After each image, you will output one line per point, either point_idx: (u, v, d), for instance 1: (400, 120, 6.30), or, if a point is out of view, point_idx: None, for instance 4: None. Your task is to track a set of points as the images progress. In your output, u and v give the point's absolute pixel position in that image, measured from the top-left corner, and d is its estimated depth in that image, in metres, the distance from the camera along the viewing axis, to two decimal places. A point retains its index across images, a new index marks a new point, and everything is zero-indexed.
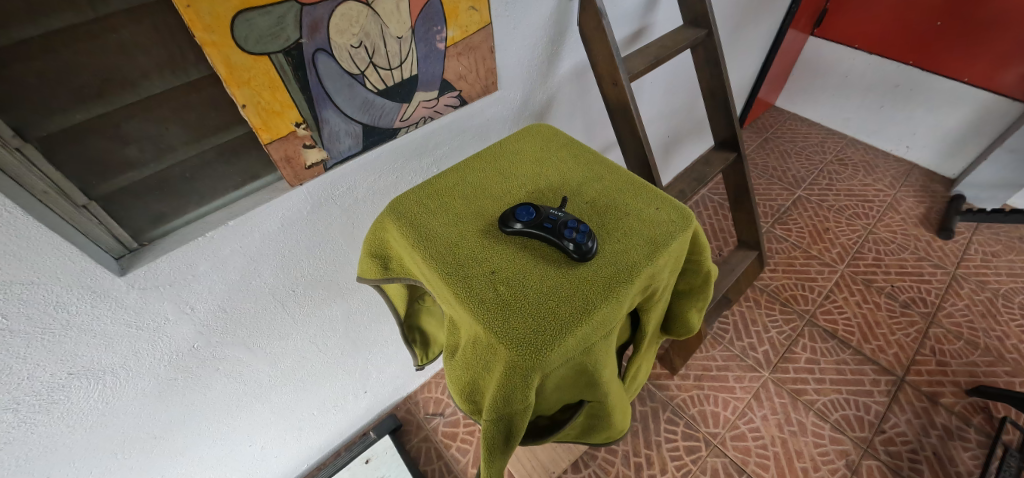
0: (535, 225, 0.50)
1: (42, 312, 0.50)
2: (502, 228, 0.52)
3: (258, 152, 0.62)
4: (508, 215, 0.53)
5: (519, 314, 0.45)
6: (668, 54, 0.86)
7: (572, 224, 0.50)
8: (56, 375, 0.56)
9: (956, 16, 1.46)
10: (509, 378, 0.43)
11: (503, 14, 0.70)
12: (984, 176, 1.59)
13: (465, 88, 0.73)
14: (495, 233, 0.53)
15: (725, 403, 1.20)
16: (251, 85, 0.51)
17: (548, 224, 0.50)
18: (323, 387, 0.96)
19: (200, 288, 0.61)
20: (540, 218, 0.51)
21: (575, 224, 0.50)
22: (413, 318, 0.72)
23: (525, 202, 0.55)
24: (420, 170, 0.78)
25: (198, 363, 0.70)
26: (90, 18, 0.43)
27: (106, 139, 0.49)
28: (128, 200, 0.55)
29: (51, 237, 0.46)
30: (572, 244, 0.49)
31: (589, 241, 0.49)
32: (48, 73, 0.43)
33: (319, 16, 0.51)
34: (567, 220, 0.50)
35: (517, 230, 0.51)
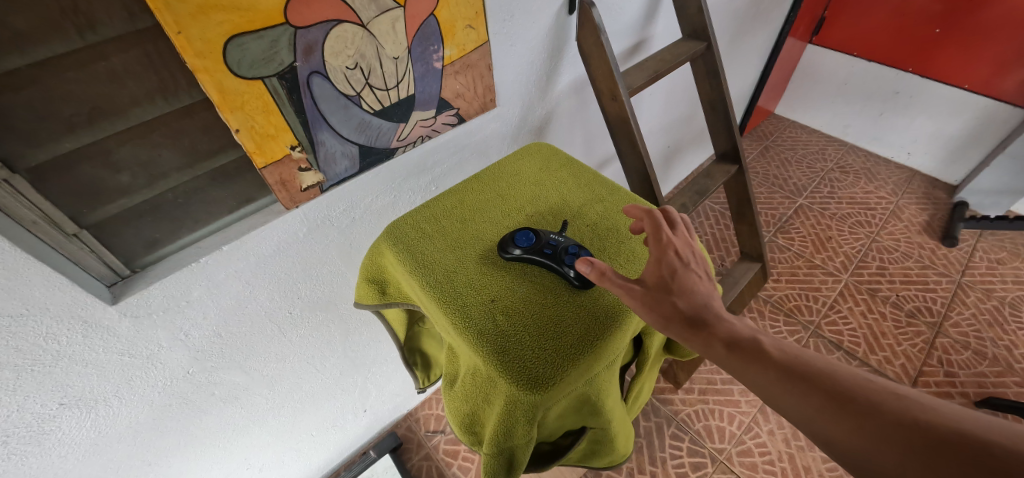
0: (535, 252, 0.50)
1: (32, 343, 0.48)
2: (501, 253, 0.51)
3: (253, 175, 0.61)
4: (505, 239, 0.53)
5: (521, 346, 0.44)
6: (668, 68, 0.86)
7: (572, 250, 0.49)
8: (47, 406, 0.55)
9: (955, 22, 1.46)
10: (511, 412, 0.42)
11: (500, 31, 0.69)
12: (986, 183, 1.58)
13: (463, 106, 0.72)
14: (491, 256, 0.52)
15: (731, 417, 1.18)
16: (244, 109, 0.50)
17: (548, 250, 0.50)
18: (321, 408, 0.94)
19: (195, 313, 0.60)
20: (540, 243, 0.50)
21: (576, 251, 0.49)
22: (413, 340, 0.71)
23: (523, 226, 0.54)
24: (418, 189, 0.77)
25: (194, 389, 0.68)
26: (80, 46, 0.42)
27: (97, 166, 0.49)
28: (120, 227, 0.54)
29: (40, 268, 0.45)
30: (573, 271, 0.48)
31: None
32: (36, 103, 0.42)
33: (314, 39, 0.50)
34: (567, 246, 0.50)
35: (518, 256, 0.50)
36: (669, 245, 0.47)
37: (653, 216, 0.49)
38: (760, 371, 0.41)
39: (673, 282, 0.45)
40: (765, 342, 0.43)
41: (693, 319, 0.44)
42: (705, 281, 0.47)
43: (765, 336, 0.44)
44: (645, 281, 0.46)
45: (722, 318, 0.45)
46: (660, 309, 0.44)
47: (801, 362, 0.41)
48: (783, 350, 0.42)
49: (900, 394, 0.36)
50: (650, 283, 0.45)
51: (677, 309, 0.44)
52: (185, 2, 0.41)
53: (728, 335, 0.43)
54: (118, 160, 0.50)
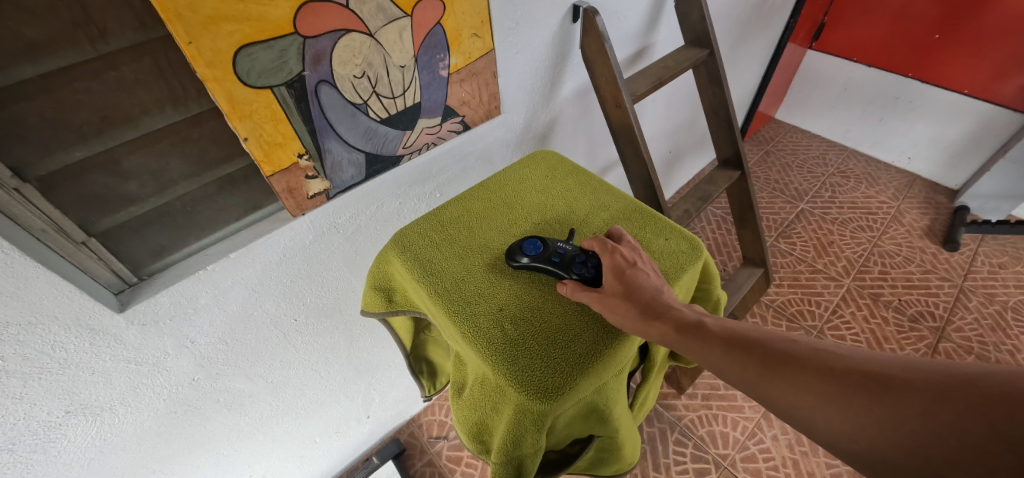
0: (542, 260, 0.50)
1: (40, 351, 0.48)
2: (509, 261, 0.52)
3: (259, 182, 0.61)
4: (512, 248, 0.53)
5: (530, 355, 0.44)
6: (671, 75, 0.86)
7: (581, 258, 0.50)
8: (53, 414, 0.55)
9: (955, 27, 1.47)
10: (520, 422, 0.42)
11: (505, 39, 0.70)
12: (987, 187, 1.59)
13: (468, 113, 0.72)
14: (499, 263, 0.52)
15: (734, 423, 1.18)
16: (252, 118, 0.50)
17: (556, 258, 0.50)
18: (324, 414, 0.94)
19: (201, 320, 0.60)
20: (547, 252, 0.50)
21: (584, 258, 0.50)
22: (421, 348, 0.71)
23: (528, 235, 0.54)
24: (423, 196, 0.77)
25: (199, 396, 0.68)
26: (92, 57, 0.43)
27: (106, 175, 0.49)
28: (127, 235, 0.54)
29: (50, 277, 0.45)
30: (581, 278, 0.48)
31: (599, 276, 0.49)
32: (47, 113, 0.43)
33: (322, 48, 0.51)
34: (575, 253, 0.50)
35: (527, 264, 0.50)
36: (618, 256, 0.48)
37: (601, 237, 0.51)
38: (705, 346, 0.43)
39: (623, 279, 0.47)
40: (709, 322, 0.44)
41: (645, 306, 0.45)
42: (653, 276, 0.48)
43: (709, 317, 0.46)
44: (605, 289, 0.47)
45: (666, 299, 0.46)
46: (615, 304, 0.45)
47: (736, 331, 0.43)
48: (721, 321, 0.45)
49: (820, 344, 0.40)
50: (610, 290, 0.46)
51: (626, 298, 0.45)
52: (196, 13, 0.41)
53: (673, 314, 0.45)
54: (127, 169, 0.50)
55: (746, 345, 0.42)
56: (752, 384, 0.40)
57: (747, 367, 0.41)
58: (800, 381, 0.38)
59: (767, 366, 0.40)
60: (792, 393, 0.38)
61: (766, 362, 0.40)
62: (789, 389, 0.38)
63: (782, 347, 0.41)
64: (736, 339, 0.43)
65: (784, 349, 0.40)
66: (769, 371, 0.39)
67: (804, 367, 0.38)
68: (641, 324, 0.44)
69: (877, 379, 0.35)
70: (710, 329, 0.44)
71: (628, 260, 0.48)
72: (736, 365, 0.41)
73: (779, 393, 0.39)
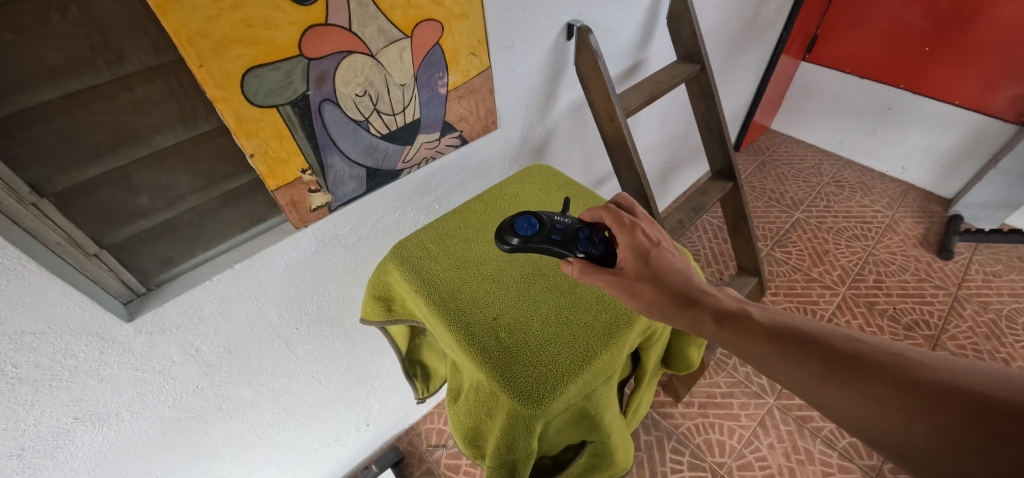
0: (543, 239, 0.53)
1: (51, 359, 0.50)
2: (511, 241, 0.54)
3: (264, 196, 0.64)
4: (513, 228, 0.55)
5: (522, 362, 0.46)
6: (663, 90, 0.89)
7: (579, 235, 0.52)
8: (62, 420, 0.56)
9: (945, 40, 1.50)
10: (512, 426, 0.44)
11: (502, 58, 0.72)
12: (980, 196, 1.61)
13: (466, 128, 0.75)
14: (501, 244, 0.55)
15: (731, 431, 1.19)
16: (258, 135, 0.52)
17: (555, 236, 0.53)
18: (325, 421, 0.95)
19: (206, 329, 0.62)
20: (547, 230, 0.54)
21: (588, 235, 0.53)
22: (415, 352, 0.73)
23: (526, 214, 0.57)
24: (422, 208, 0.79)
25: (203, 403, 0.70)
26: (108, 79, 0.45)
27: (118, 190, 0.51)
28: (137, 248, 0.56)
29: (64, 289, 0.47)
30: (582, 254, 0.51)
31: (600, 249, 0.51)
32: (64, 132, 0.45)
33: (326, 69, 0.53)
34: (575, 230, 0.53)
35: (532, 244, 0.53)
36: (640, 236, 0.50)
37: (614, 210, 0.53)
38: (751, 341, 0.42)
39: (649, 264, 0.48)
40: (752, 312, 0.44)
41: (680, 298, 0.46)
42: (679, 259, 0.50)
43: (752, 307, 0.46)
44: (626, 268, 0.49)
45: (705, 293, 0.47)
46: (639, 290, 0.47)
47: (782, 323, 0.43)
48: (770, 314, 0.44)
49: (888, 348, 0.38)
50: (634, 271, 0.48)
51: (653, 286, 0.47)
52: (207, 38, 0.44)
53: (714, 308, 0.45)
54: (138, 184, 0.52)
55: (799, 343, 0.40)
56: (803, 384, 0.39)
57: (800, 366, 0.39)
58: (859, 385, 0.37)
59: (821, 368, 0.38)
60: (850, 397, 0.37)
61: (822, 364, 0.39)
62: (847, 392, 0.37)
63: (843, 348, 0.39)
64: (788, 335, 0.41)
65: (844, 349, 0.39)
66: (824, 374, 0.38)
67: (865, 371, 0.37)
68: (674, 311, 0.46)
69: (949, 391, 0.33)
70: (754, 322, 0.43)
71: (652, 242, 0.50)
72: (787, 363, 0.40)
73: (835, 396, 0.37)
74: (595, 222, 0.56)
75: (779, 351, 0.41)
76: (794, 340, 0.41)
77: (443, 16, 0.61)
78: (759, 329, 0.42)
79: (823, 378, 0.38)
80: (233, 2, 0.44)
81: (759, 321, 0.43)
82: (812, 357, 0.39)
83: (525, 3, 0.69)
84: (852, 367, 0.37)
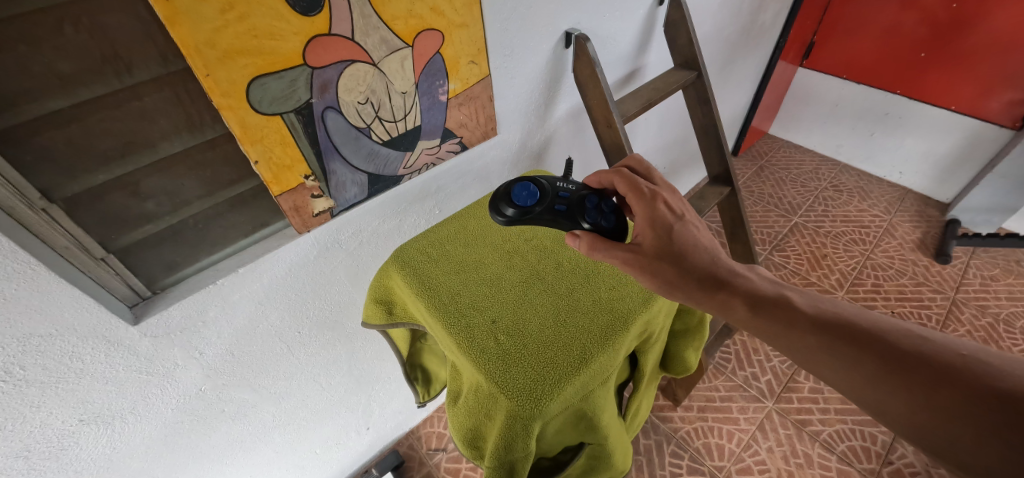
0: (549, 209, 0.57)
1: (58, 362, 0.51)
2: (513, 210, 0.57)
3: (267, 201, 0.65)
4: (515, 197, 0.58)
5: (520, 364, 0.47)
6: (660, 97, 0.90)
7: (584, 206, 0.56)
8: (67, 422, 0.57)
9: (941, 45, 1.51)
10: (510, 427, 0.45)
11: (501, 65, 0.74)
12: (977, 201, 1.62)
13: (466, 135, 0.76)
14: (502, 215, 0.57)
15: (730, 435, 1.19)
16: (263, 142, 0.54)
17: (561, 207, 0.56)
18: (326, 425, 0.96)
19: (209, 333, 0.63)
20: (552, 201, 0.57)
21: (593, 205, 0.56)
22: (416, 357, 0.73)
23: (527, 180, 0.59)
24: (423, 212, 0.81)
25: (205, 406, 0.71)
26: (118, 88, 0.46)
27: (125, 196, 0.52)
28: (142, 252, 0.57)
29: (72, 292, 0.47)
30: (589, 224, 0.55)
31: (605, 218, 0.55)
32: (74, 139, 0.46)
33: (329, 78, 0.54)
34: (579, 200, 0.57)
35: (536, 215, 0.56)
36: (661, 208, 0.53)
37: (635, 182, 0.55)
38: (796, 335, 0.43)
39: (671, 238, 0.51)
40: (789, 297, 0.46)
41: (710, 280, 0.49)
42: (704, 234, 0.53)
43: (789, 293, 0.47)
44: (651, 242, 0.51)
45: (741, 277, 0.49)
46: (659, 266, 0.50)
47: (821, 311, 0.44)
48: (816, 306, 0.45)
49: (953, 349, 0.37)
50: (658, 246, 0.51)
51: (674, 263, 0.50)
52: (214, 48, 0.45)
53: (756, 297, 0.47)
54: (145, 190, 0.53)
55: (849, 339, 0.41)
56: (849, 382, 0.40)
57: (847, 363, 0.40)
58: (910, 386, 0.37)
59: (871, 367, 0.39)
60: (899, 398, 0.37)
61: (873, 362, 0.39)
62: (896, 392, 0.37)
63: (898, 345, 0.39)
64: (836, 329, 0.42)
65: (898, 347, 0.39)
66: (875, 373, 0.39)
67: (919, 372, 0.37)
68: (705, 292, 0.48)
69: (1014, 400, 0.33)
70: (790, 308, 0.45)
71: (674, 214, 0.52)
72: (830, 356, 0.41)
73: (878, 391, 0.38)
74: (602, 191, 0.59)
75: (826, 346, 0.42)
76: (843, 336, 0.41)
77: (444, 26, 0.62)
78: (806, 322, 0.44)
79: (872, 378, 0.39)
80: (239, 14, 0.45)
81: (804, 312, 0.44)
82: (862, 354, 0.40)
83: (524, 12, 0.71)
84: (904, 367, 0.38)
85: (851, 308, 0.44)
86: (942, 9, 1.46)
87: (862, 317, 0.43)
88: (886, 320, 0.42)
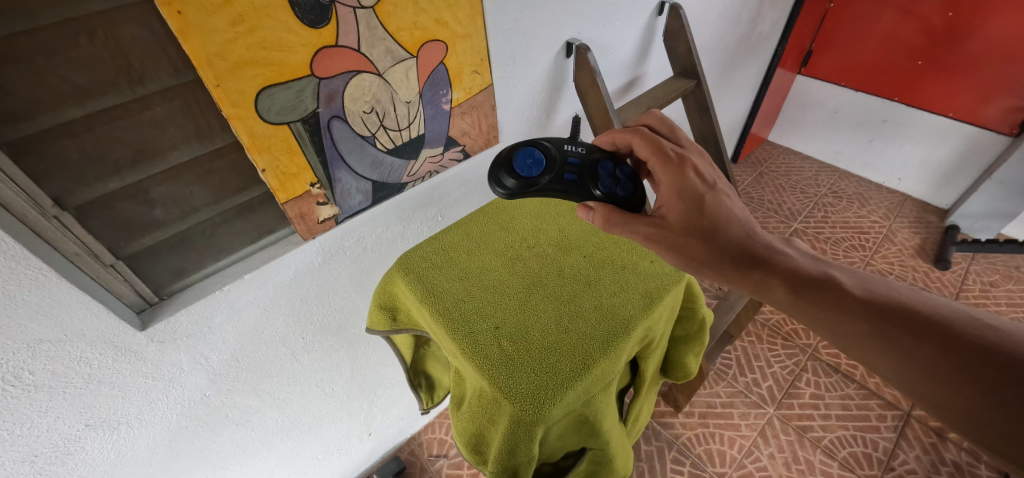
0: (558, 177, 0.59)
1: (67, 367, 0.52)
2: (518, 181, 0.58)
3: (274, 209, 0.66)
4: (519, 168, 0.59)
5: (524, 369, 0.48)
6: (660, 105, 0.92)
7: (596, 174, 0.58)
8: (74, 427, 0.57)
9: (937, 54, 1.53)
10: (514, 432, 0.46)
11: (504, 75, 0.75)
12: (976, 207, 1.63)
13: (469, 143, 0.77)
14: (507, 187, 0.58)
15: (731, 441, 1.19)
16: (270, 151, 0.55)
17: (570, 176, 0.59)
18: (329, 430, 0.96)
19: (214, 338, 0.64)
20: (561, 170, 0.59)
21: (603, 173, 0.58)
22: (419, 362, 0.74)
23: (530, 144, 0.60)
24: (426, 219, 0.82)
25: (209, 411, 0.71)
26: (130, 98, 0.47)
27: (135, 203, 0.53)
28: (151, 259, 0.58)
29: (81, 297, 0.48)
30: (600, 191, 0.58)
31: (615, 186, 0.58)
32: (87, 148, 0.48)
33: (335, 87, 0.56)
34: (589, 167, 0.59)
35: (542, 187, 0.58)
36: (690, 175, 0.54)
37: (661, 149, 0.56)
38: (844, 320, 0.44)
39: (699, 208, 0.53)
40: (838, 276, 0.48)
41: (744, 259, 0.51)
42: (737, 205, 0.54)
43: (837, 271, 0.48)
44: (681, 211, 0.53)
45: (779, 255, 0.51)
46: (685, 239, 0.52)
47: (875, 293, 0.45)
48: (866, 288, 0.46)
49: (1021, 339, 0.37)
50: (690, 217, 0.53)
51: (701, 237, 0.52)
52: (224, 60, 0.46)
53: (798, 279, 0.48)
54: (154, 198, 0.54)
55: (902, 327, 0.42)
56: (901, 370, 0.41)
57: (900, 350, 0.41)
58: (968, 377, 0.38)
59: (927, 357, 0.40)
60: (954, 389, 0.38)
61: (928, 351, 0.40)
62: (950, 383, 0.38)
63: (947, 329, 0.40)
64: (889, 315, 0.43)
65: (958, 335, 0.39)
66: (930, 364, 0.39)
67: (980, 365, 0.37)
68: (746, 268, 0.50)
69: None
70: (841, 286, 0.46)
71: (704, 182, 0.54)
72: (878, 343, 0.42)
73: (924, 380, 0.39)
74: (619, 153, 0.60)
75: (876, 334, 0.42)
76: (895, 323, 0.42)
77: (447, 36, 0.63)
78: (857, 306, 0.44)
79: (927, 368, 0.39)
80: (250, 27, 0.46)
81: (854, 295, 0.45)
82: (917, 342, 0.40)
83: (526, 23, 0.72)
84: (963, 359, 0.38)
85: (905, 293, 0.44)
86: (939, 17, 1.47)
87: (918, 298, 0.43)
88: (945, 306, 0.42)
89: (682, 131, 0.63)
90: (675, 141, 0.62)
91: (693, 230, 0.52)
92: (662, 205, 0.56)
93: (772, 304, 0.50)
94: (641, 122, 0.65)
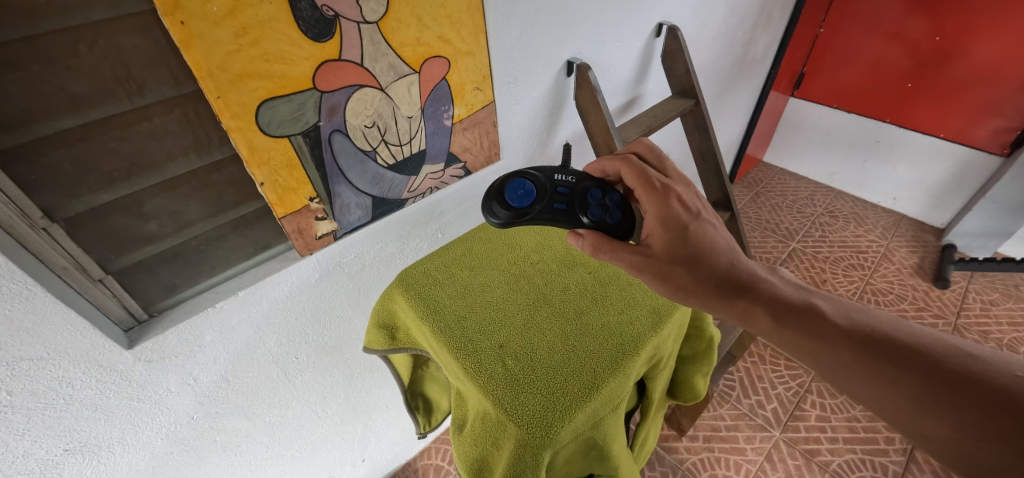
0: (547, 208, 0.57)
1: (47, 387, 0.49)
2: (510, 212, 0.58)
3: (271, 223, 0.64)
4: (510, 198, 0.58)
5: (531, 389, 0.46)
6: (659, 124, 0.93)
7: (588, 203, 0.57)
8: (51, 452, 0.54)
9: (925, 77, 1.57)
10: (517, 458, 0.43)
11: (505, 92, 0.75)
12: (970, 227, 1.64)
13: (470, 159, 0.77)
14: (500, 217, 0.58)
15: (737, 466, 1.15)
16: (269, 164, 0.54)
17: (560, 206, 0.57)
18: (320, 457, 0.92)
19: (205, 359, 0.62)
20: (551, 200, 0.58)
21: (592, 202, 0.57)
22: (417, 385, 0.71)
23: (520, 176, 0.59)
24: (425, 235, 0.80)
25: (197, 436, 0.68)
26: (129, 108, 0.47)
27: (127, 216, 0.52)
28: (142, 273, 0.56)
29: (67, 313, 0.46)
30: (589, 219, 0.56)
31: (605, 214, 0.56)
32: (81, 158, 0.46)
33: (337, 101, 0.55)
34: (580, 196, 0.57)
35: (533, 216, 0.58)
36: (674, 204, 0.53)
37: (643, 179, 0.56)
38: (828, 350, 0.43)
39: (685, 237, 0.51)
40: (818, 304, 0.46)
41: (729, 286, 0.49)
42: (721, 234, 0.53)
43: (816, 298, 0.47)
44: (665, 240, 0.52)
45: (764, 284, 0.49)
46: (671, 268, 0.51)
47: (858, 322, 0.43)
48: (848, 317, 0.44)
49: (1005, 369, 0.36)
50: (676, 246, 0.51)
51: (687, 265, 0.50)
52: (226, 71, 0.46)
53: (782, 308, 0.46)
54: (148, 211, 0.53)
55: (886, 357, 0.40)
56: (887, 402, 0.39)
57: (886, 383, 0.39)
58: (954, 409, 0.36)
59: (914, 390, 0.38)
60: (938, 420, 0.37)
61: (913, 383, 0.38)
62: (938, 415, 0.37)
63: (932, 357, 0.39)
64: (872, 344, 0.41)
65: (942, 366, 0.38)
66: (918, 396, 0.38)
67: (964, 396, 0.36)
68: (731, 296, 0.48)
69: None
70: (824, 313, 0.45)
71: (687, 211, 0.53)
72: (869, 377, 0.40)
73: (915, 415, 0.38)
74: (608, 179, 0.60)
75: (862, 363, 0.41)
76: (878, 352, 0.41)
77: (450, 53, 0.64)
78: (839, 335, 0.43)
79: (914, 400, 0.38)
80: (253, 38, 0.46)
81: (836, 323, 0.44)
82: (903, 373, 0.39)
83: (528, 41, 0.73)
84: (950, 390, 0.37)
85: (887, 322, 0.43)
86: (925, 42, 1.52)
87: (900, 327, 0.42)
88: (927, 334, 0.41)
89: (670, 161, 0.61)
90: (662, 171, 0.60)
91: (678, 258, 0.51)
92: (649, 233, 0.54)
93: (758, 333, 0.48)
94: (630, 150, 0.64)
